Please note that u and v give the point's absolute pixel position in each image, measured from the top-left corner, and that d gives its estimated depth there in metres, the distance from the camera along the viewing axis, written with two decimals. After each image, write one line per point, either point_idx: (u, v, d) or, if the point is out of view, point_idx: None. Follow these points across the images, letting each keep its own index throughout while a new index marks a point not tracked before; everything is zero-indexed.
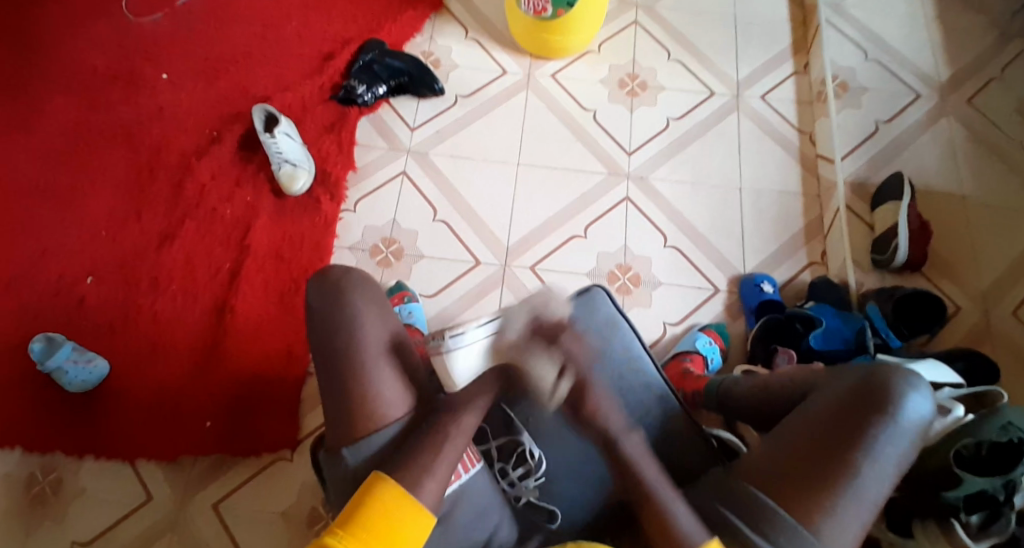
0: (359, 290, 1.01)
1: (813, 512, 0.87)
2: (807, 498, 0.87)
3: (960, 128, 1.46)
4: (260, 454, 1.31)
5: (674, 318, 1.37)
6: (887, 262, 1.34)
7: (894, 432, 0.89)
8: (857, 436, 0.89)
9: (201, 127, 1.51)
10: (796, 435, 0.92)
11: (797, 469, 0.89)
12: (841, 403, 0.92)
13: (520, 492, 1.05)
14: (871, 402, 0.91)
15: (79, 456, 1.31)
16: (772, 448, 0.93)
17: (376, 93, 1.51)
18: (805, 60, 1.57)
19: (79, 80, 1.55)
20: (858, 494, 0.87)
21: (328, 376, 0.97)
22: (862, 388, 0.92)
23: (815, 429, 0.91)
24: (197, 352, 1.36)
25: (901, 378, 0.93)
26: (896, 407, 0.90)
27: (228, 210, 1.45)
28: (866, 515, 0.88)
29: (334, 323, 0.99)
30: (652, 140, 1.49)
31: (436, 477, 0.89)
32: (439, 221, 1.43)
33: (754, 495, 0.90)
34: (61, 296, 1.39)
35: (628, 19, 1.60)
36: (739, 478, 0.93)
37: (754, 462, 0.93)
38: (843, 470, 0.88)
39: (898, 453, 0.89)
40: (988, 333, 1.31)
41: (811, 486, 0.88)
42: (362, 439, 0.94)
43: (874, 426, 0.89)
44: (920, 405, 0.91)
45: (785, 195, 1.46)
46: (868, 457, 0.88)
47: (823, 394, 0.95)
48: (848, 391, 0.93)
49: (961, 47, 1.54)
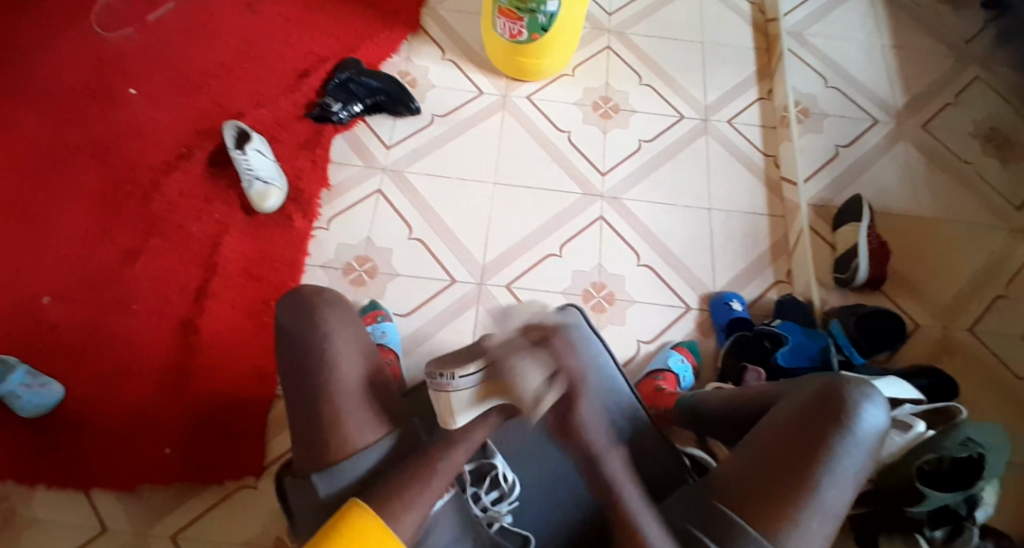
0: (332, 312, 1.00)
1: (777, 524, 0.88)
2: (771, 511, 0.89)
3: (916, 152, 1.53)
4: (222, 481, 1.27)
5: (648, 335, 1.39)
6: (849, 280, 1.39)
7: (852, 443, 0.92)
8: (818, 448, 0.91)
9: (170, 142, 1.48)
10: (759, 448, 0.94)
11: (761, 481, 0.91)
12: (803, 418, 0.94)
13: (493, 517, 1.02)
14: (829, 413, 0.93)
15: (32, 484, 1.25)
16: (736, 461, 0.95)
17: (351, 111, 1.51)
18: (770, 86, 1.62)
19: (43, 93, 1.51)
20: (820, 505, 0.89)
21: (305, 400, 0.95)
22: (821, 403, 0.94)
23: (778, 442, 0.93)
24: (159, 376, 1.32)
25: (857, 390, 0.95)
26: (853, 419, 0.92)
27: (196, 228, 1.42)
28: (828, 526, 0.89)
29: (310, 346, 0.97)
30: (625, 161, 1.52)
31: (416, 504, 0.87)
32: (414, 239, 1.43)
33: (722, 510, 0.91)
34: (17, 315, 1.33)
35: (601, 43, 1.64)
36: (709, 494, 0.94)
37: (719, 475, 0.95)
38: (805, 481, 0.90)
39: (857, 463, 0.91)
40: (947, 349, 1.37)
41: (773, 500, 0.89)
42: (333, 467, 0.92)
43: (834, 437, 0.92)
44: (875, 417, 0.93)
45: (752, 216, 1.50)
46: (828, 468, 0.90)
47: (784, 407, 0.97)
48: (807, 403, 0.95)
49: (916, 76, 1.62)
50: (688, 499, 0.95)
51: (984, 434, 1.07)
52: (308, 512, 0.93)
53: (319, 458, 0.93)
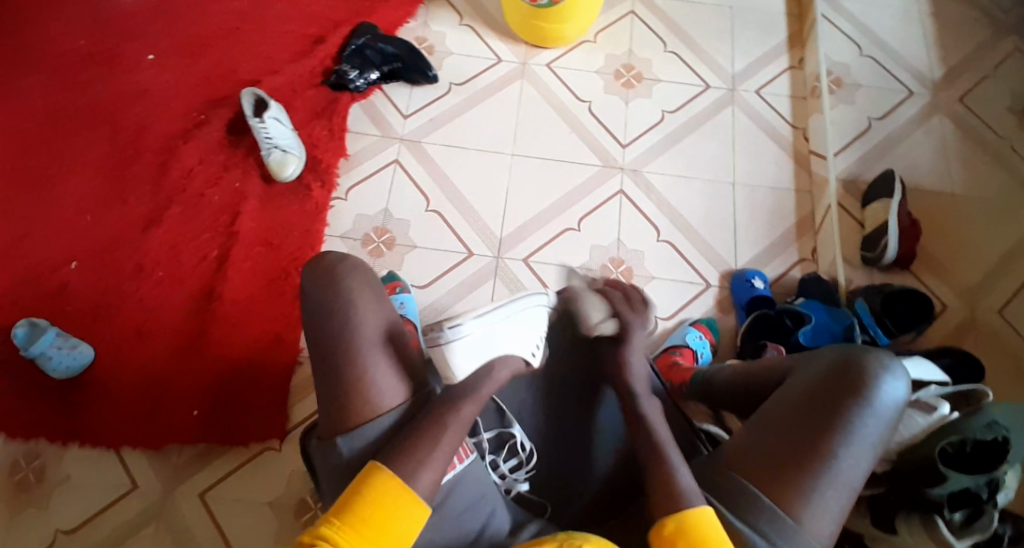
0: (355, 277, 1.00)
1: (791, 494, 0.88)
2: (786, 481, 0.88)
3: (951, 126, 1.47)
4: (248, 443, 1.30)
5: (665, 312, 1.38)
6: (877, 259, 1.35)
7: (870, 414, 0.91)
8: (836, 418, 0.90)
9: (188, 109, 1.48)
10: (774, 418, 0.93)
11: (776, 450, 0.90)
12: (821, 387, 0.93)
13: (510, 484, 1.04)
14: (848, 384, 0.92)
15: (63, 444, 1.29)
16: (750, 432, 0.94)
17: (367, 79, 1.48)
18: (800, 55, 1.56)
19: (62, 58, 1.51)
20: (836, 475, 0.88)
21: (325, 371, 0.96)
22: (840, 373, 0.94)
23: (794, 412, 0.92)
24: (184, 341, 1.34)
25: (876, 361, 0.94)
26: (872, 390, 0.92)
27: (215, 196, 1.42)
28: (843, 497, 0.89)
29: (329, 317, 0.97)
30: (647, 133, 1.48)
31: (431, 463, 0.89)
32: (432, 211, 1.42)
33: (736, 480, 0.90)
34: (43, 281, 1.36)
35: (625, 8, 1.59)
36: (722, 464, 0.93)
37: (734, 444, 0.94)
38: (821, 451, 0.89)
39: (874, 434, 0.91)
40: (974, 331, 1.33)
41: (789, 469, 0.89)
42: (358, 427, 0.93)
43: (852, 407, 0.91)
44: (895, 389, 0.93)
45: (777, 190, 1.46)
46: (845, 439, 0.89)
47: (800, 377, 0.96)
48: (824, 373, 0.94)
49: (955, 44, 1.54)
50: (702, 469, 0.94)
51: (1010, 418, 1.07)
52: (326, 476, 0.94)
53: (339, 424, 0.94)
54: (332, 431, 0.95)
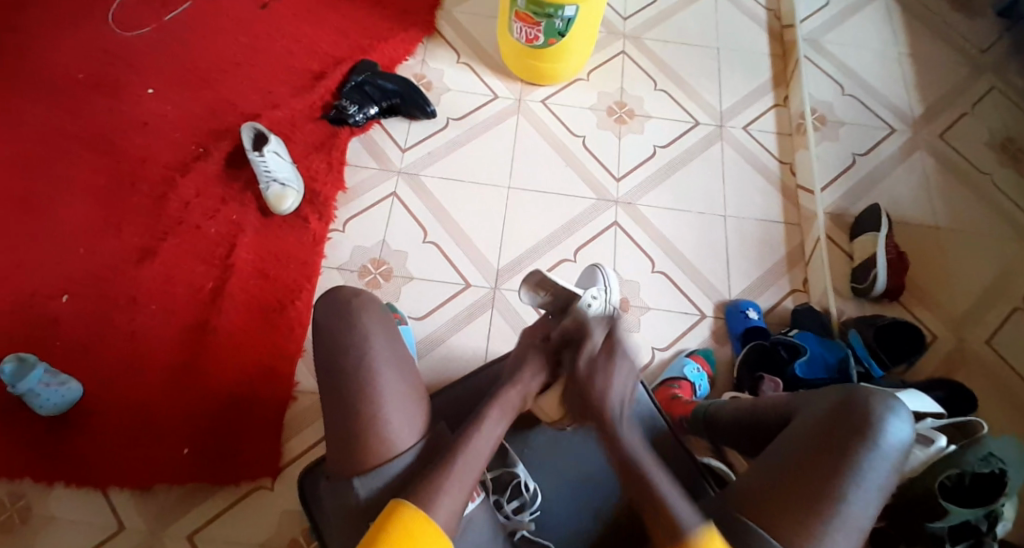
0: (368, 311, 0.99)
1: (798, 536, 0.90)
2: (794, 523, 0.90)
3: (933, 161, 1.53)
4: (239, 481, 1.27)
5: (662, 342, 1.39)
6: (866, 290, 1.39)
7: (877, 456, 0.92)
8: (843, 461, 0.92)
9: (187, 142, 1.48)
10: (783, 461, 0.95)
11: (784, 494, 0.92)
12: (828, 429, 0.94)
13: (515, 525, 1.02)
14: (853, 426, 0.93)
15: (49, 482, 1.25)
16: (761, 473, 0.95)
17: (366, 114, 1.50)
18: (785, 93, 1.62)
19: (59, 91, 1.51)
20: (843, 518, 0.90)
21: (335, 409, 0.95)
22: (846, 414, 0.94)
23: (801, 456, 0.94)
24: (176, 377, 1.32)
25: (881, 403, 0.95)
26: (877, 432, 0.93)
27: (212, 229, 1.42)
28: (852, 538, 0.90)
29: (342, 351, 0.96)
30: (640, 167, 1.52)
31: (448, 494, 0.88)
32: (429, 243, 1.43)
33: (747, 523, 0.92)
34: (33, 313, 1.34)
35: (616, 48, 1.63)
36: (733, 506, 0.95)
37: (745, 486, 0.96)
38: (830, 496, 0.90)
39: (881, 476, 0.92)
40: (963, 363, 1.36)
41: (796, 511, 0.91)
42: (374, 469, 0.93)
43: (858, 451, 0.92)
44: (900, 430, 0.94)
45: (767, 223, 1.49)
46: (852, 481, 0.91)
47: (807, 419, 0.98)
48: (831, 416, 0.96)
49: (933, 85, 1.61)
50: (712, 507, 0.97)
51: (1008, 452, 1.07)
52: (339, 515, 0.95)
53: (350, 464, 0.94)
54: (342, 468, 0.95)
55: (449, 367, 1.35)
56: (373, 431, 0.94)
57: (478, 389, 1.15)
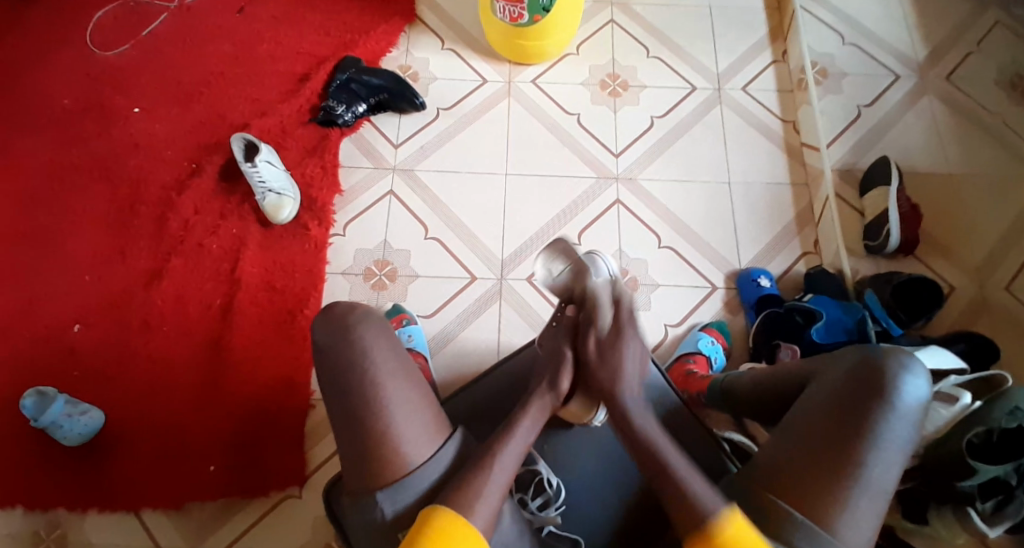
0: (367, 325, 0.99)
1: (825, 507, 0.88)
2: (817, 493, 0.89)
3: (941, 106, 1.47)
4: (269, 492, 1.30)
5: (674, 319, 1.38)
6: (880, 247, 1.36)
7: (896, 416, 0.91)
8: (862, 424, 0.90)
9: (179, 159, 1.47)
10: (803, 429, 0.93)
11: (806, 464, 0.91)
12: (844, 394, 0.93)
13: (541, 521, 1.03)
14: (870, 388, 0.92)
15: (84, 509, 1.29)
16: (779, 443, 0.94)
17: (355, 113, 1.48)
18: (783, 48, 1.56)
19: (47, 119, 1.50)
20: (867, 482, 0.89)
21: (351, 428, 0.95)
22: (860, 376, 0.93)
23: (821, 423, 0.92)
24: (195, 396, 1.34)
25: (894, 361, 0.94)
26: (894, 391, 0.91)
27: (214, 244, 1.41)
28: (877, 503, 0.89)
29: (348, 368, 0.96)
30: (638, 141, 1.48)
31: (484, 495, 0.90)
32: (430, 238, 1.42)
33: (772, 499, 0.91)
34: (48, 346, 1.35)
35: (605, 17, 1.58)
36: (755, 480, 0.94)
37: (765, 457, 0.95)
38: (850, 461, 0.89)
39: (902, 437, 0.91)
40: (984, 310, 1.33)
41: (821, 481, 0.89)
42: (397, 482, 0.93)
43: (877, 412, 0.91)
44: (918, 387, 0.92)
45: (774, 187, 1.46)
46: (872, 444, 0.90)
47: (823, 384, 0.96)
48: (846, 378, 0.94)
49: (936, 22, 1.52)
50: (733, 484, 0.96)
51: None
52: (366, 532, 0.95)
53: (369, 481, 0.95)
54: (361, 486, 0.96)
55: (462, 364, 1.35)
56: (385, 446, 0.94)
57: (492, 389, 1.16)
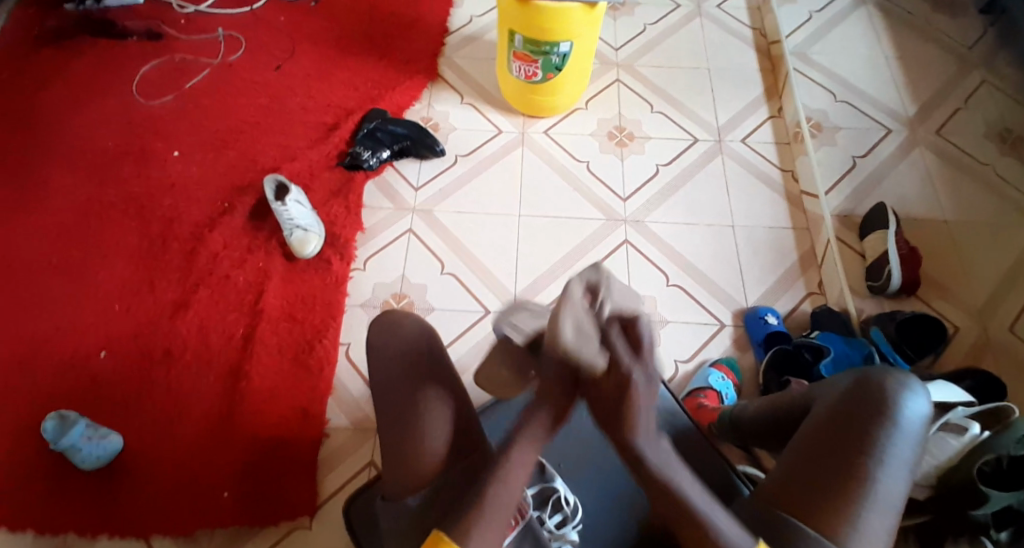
0: (417, 328, 1.04)
1: (834, 524, 0.87)
2: (827, 509, 0.88)
3: (932, 157, 1.57)
4: (278, 522, 1.29)
5: (685, 354, 1.41)
6: (883, 287, 1.40)
7: (899, 432, 0.91)
8: (867, 441, 0.90)
9: (212, 199, 1.56)
10: (809, 447, 0.93)
11: (815, 480, 0.90)
12: (848, 412, 0.93)
13: (560, 540, 1.04)
14: (873, 405, 0.92)
15: (94, 535, 1.28)
16: (787, 465, 0.93)
17: (380, 157, 1.57)
18: (779, 105, 1.67)
19: (90, 161, 1.60)
20: (875, 498, 0.88)
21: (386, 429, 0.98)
22: (861, 394, 0.94)
23: (826, 440, 0.92)
24: (213, 425, 1.35)
25: (895, 380, 0.94)
26: (895, 408, 0.92)
27: (240, 277, 1.47)
28: (888, 519, 0.88)
29: (393, 363, 1.01)
30: (645, 186, 1.57)
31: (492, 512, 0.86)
32: (447, 274, 1.48)
33: (784, 518, 0.89)
34: (75, 371, 1.39)
35: (612, 77, 1.70)
36: (765, 502, 0.92)
37: (773, 480, 0.93)
38: (858, 476, 0.88)
39: (907, 452, 0.91)
40: (989, 350, 1.35)
41: (829, 497, 0.88)
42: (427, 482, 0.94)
43: (880, 428, 0.91)
44: (918, 405, 0.93)
45: (776, 230, 1.53)
46: (878, 460, 0.89)
47: (825, 405, 0.96)
48: (848, 396, 0.95)
49: (923, 85, 1.66)
50: (744, 509, 0.94)
51: None
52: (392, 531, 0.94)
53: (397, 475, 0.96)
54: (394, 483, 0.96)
55: (477, 393, 1.37)
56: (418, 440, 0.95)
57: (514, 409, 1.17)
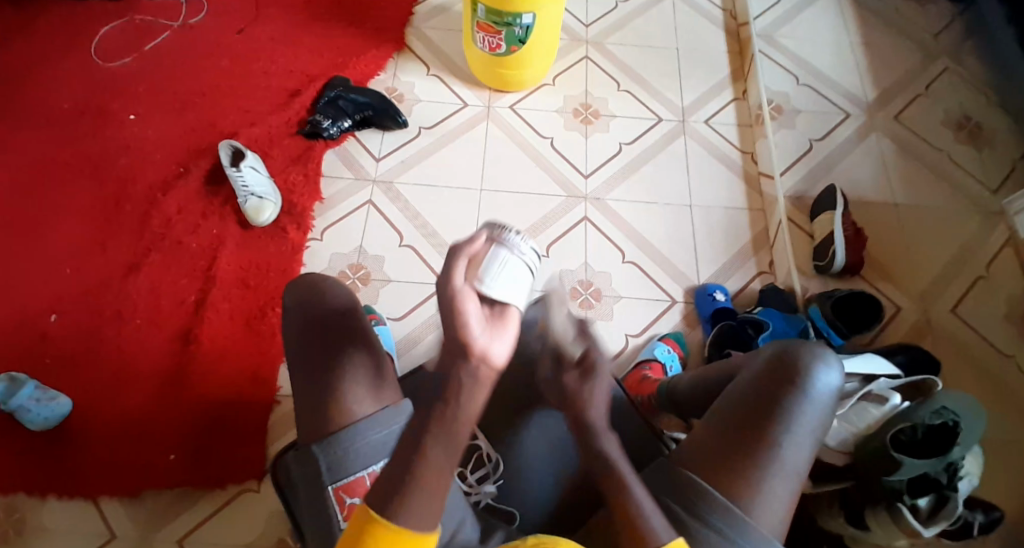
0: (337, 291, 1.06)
1: (740, 486, 0.90)
2: (732, 471, 0.91)
3: (889, 143, 1.59)
4: (225, 485, 1.30)
5: (634, 329, 1.43)
6: (827, 267, 1.43)
7: (809, 402, 0.95)
8: (777, 410, 0.94)
9: (169, 163, 1.54)
10: (725, 415, 0.96)
11: (727, 444, 0.93)
12: (763, 382, 0.97)
13: (479, 495, 1.08)
14: (786, 377, 0.96)
15: (41, 494, 1.29)
16: (701, 430, 0.96)
17: (341, 127, 1.56)
18: (744, 87, 1.67)
19: (45, 120, 1.58)
20: (781, 464, 0.91)
21: (306, 380, 0.99)
22: (777, 367, 0.97)
23: (741, 409, 0.95)
24: (161, 389, 1.36)
25: (811, 353, 0.98)
26: (807, 380, 0.96)
27: (194, 242, 1.47)
28: (790, 483, 0.91)
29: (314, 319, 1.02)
30: (607, 164, 1.57)
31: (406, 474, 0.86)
32: (405, 246, 1.48)
33: (690, 478, 0.92)
34: (25, 332, 1.39)
35: (579, 54, 1.70)
36: (675, 464, 0.95)
37: (686, 444, 0.96)
38: (765, 441, 0.92)
39: (815, 422, 0.94)
40: (930, 330, 1.41)
41: (737, 461, 0.91)
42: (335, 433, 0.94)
43: (791, 398, 0.94)
44: (830, 379, 0.97)
45: (732, 210, 1.54)
46: (785, 427, 0.93)
47: (744, 377, 1.00)
48: (766, 369, 0.98)
49: (885, 72, 1.67)
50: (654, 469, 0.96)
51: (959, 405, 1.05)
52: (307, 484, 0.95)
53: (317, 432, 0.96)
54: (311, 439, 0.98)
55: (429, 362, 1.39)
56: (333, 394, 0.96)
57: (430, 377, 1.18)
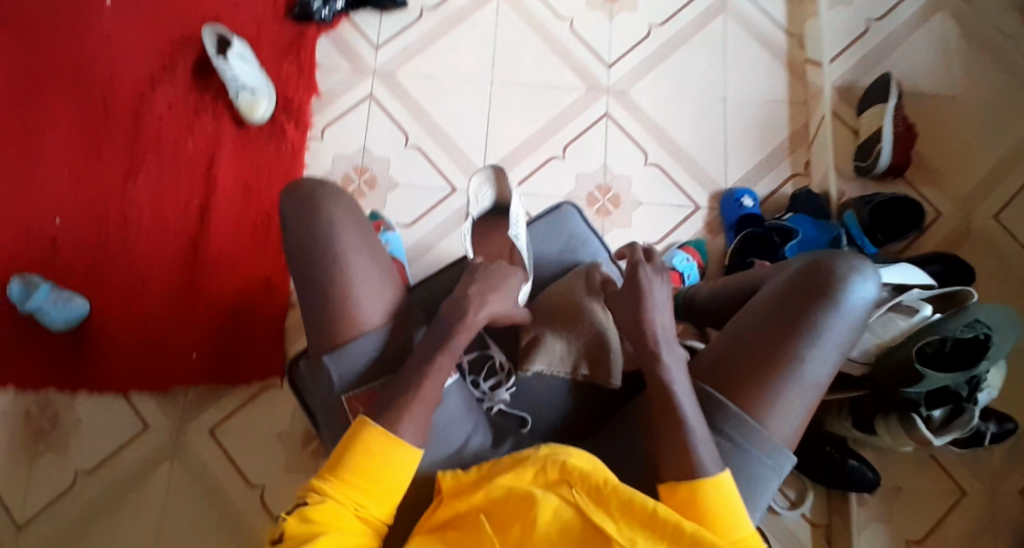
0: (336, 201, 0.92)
1: (753, 398, 0.86)
2: (748, 386, 0.87)
3: (951, 25, 1.41)
4: (248, 382, 1.32)
5: (653, 237, 1.34)
6: (870, 168, 1.31)
7: (839, 314, 0.87)
8: (801, 323, 0.87)
9: (154, 54, 1.43)
10: (747, 325, 0.90)
11: (746, 357, 0.88)
12: (790, 293, 0.89)
13: (491, 401, 1.01)
14: (816, 289, 0.88)
15: (72, 391, 1.31)
16: (721, 342, 0.92)
17: (333, 8, 1.42)
18: None
19: (17, 6, 1.45)
20: (800, 378, 0.86)
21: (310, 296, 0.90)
22: (808, 277, 0.89)
23: (763, 321, 0.89)
24: (175, 291, 1.34)
25: (846, 263, 0.89)
26: (839, 291, 0.88)
27: (190, 142, 1.39)
28: (808, 395, 0.87)
29: (311, 235, 0.90)
30: (634, 49, 1.42)
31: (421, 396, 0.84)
32: (411, 146, 1.38)
33: (704, 391, 0.89)
34: (30, 236, 1.35)
35: None
36: (691, 377, 0.92)
37: (705, 356, 0.92)
38: (785, 355, 0.86)
39: (843, 334, 0.88)
40: (968, 236, 1.31)
41: (754, 375, 0.87)
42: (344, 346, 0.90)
43: (818, 311, 0.87)
44: (865, 289, 0.88)
45: (771, 103, 1.40)
46: (810, 340, 0.87)
47: (772, 286, 0.92)
48: (795, 279, 0.90)
49: None
50: None
51: (994, 318, 1.02)
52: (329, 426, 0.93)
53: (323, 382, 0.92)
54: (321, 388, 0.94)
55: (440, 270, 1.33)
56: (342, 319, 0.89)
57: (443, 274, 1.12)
